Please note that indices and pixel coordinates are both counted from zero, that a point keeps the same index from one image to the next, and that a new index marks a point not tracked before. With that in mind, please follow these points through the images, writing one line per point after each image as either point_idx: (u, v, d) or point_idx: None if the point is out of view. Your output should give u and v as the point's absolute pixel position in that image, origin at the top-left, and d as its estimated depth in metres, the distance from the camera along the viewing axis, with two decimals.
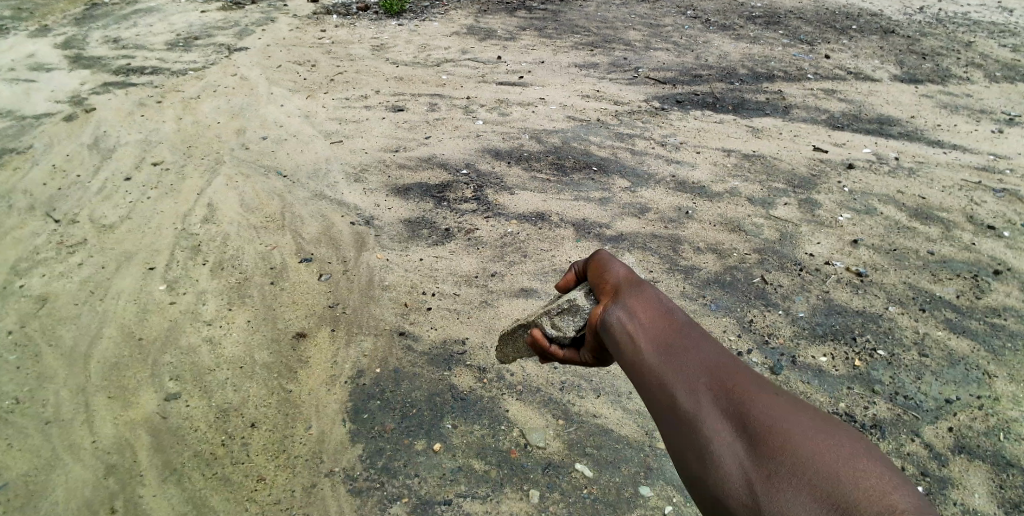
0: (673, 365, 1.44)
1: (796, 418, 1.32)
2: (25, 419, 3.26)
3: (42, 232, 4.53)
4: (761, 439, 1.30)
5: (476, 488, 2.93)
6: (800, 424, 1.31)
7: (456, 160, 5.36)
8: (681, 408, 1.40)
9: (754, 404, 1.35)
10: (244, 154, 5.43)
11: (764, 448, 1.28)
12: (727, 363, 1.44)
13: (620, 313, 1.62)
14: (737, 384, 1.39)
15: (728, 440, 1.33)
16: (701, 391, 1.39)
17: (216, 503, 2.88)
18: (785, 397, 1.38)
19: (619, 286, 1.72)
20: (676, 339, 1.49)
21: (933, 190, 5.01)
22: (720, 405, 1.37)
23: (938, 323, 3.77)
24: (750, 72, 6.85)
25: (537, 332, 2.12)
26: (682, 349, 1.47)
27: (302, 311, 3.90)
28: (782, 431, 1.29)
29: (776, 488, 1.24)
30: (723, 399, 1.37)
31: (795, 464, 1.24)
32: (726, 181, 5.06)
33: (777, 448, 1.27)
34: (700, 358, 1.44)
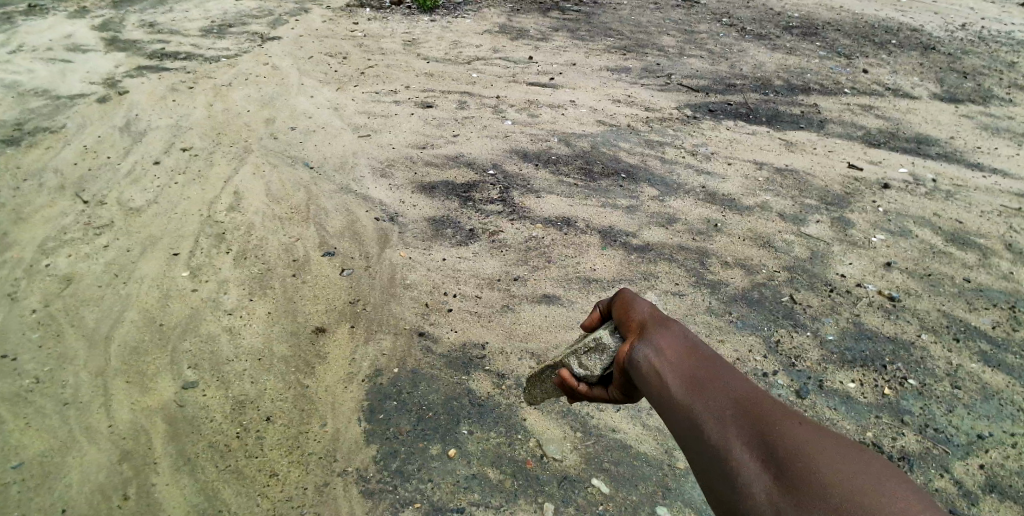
0: (698, 398, 1.39)
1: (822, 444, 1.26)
2: (44, 399, 3.28)
3: (70, 213, 4.57)
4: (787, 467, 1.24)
5: (490, 497, 2.89)
6: (826, 450, 1.24)
7: (483, 159, 5.32)
8: (705, 438, 1.35)
9: (778, 432, 1.29)
10: (273, 144, 5.44)
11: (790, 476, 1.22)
12: (753, 393, 1.38)
13: (643, 346, 1.58)
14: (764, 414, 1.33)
15: (754, 469, 1.27)
16: (727, 423, 1.34)
17: (228, 496, 2.87)
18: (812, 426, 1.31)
19: (644, 322, 1.67)
20: (700, 371, 1.44)
21: (971, 215, 4.86)
22: (745, 434, 1.31)
23: (972, 354, 3.65)
24: (785, 83, 6.72)
25: (565, 373, 2.01)
26: (708, 381, 1.42)
27: (322, 306, 3.88)
28: (807, 458, 1.23)
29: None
30: (748, 430, 1.31)
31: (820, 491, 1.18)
32: (757, 195, 4.97)
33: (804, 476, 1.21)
34: (725, 390, 1.39)
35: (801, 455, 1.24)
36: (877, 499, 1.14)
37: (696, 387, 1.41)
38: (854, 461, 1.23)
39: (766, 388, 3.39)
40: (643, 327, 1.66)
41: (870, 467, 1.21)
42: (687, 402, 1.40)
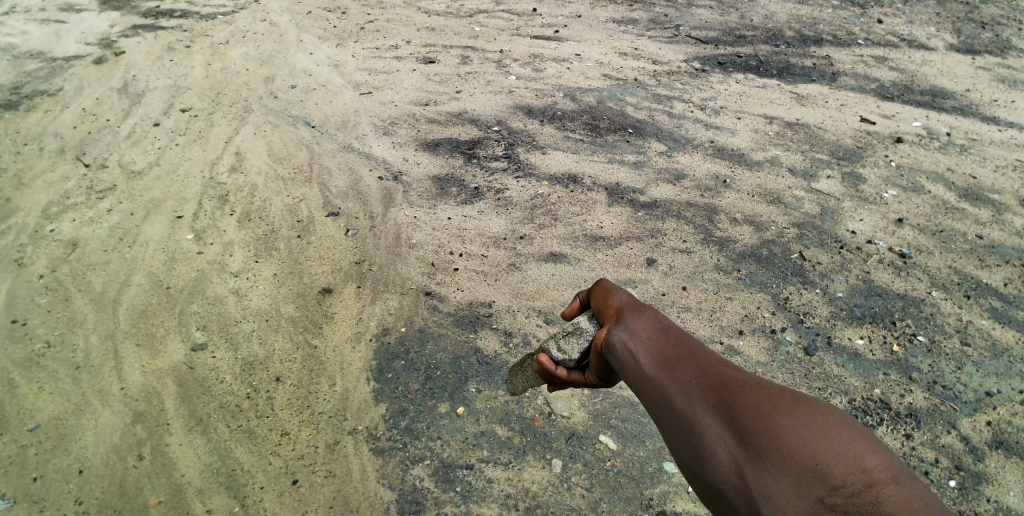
0: (671, 375, 1.45)
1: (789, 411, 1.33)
2: (55, 363, 3.30)
3: (72, 177, 4.53)
4: (754, 436, 1.30)
5: (499, 454, 2.92)
6: (791, 417, 1.31)
7: (487, 116, 5.22)
8: (676, 409, 1.41)
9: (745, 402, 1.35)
10: (273, 103, 5.34)
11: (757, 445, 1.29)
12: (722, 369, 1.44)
13: (620, 331, 1.62)
14: (733, 387, 1.39)
15: (722, 438, 1.34)
16: (697, 397, 1.40)
17: (240, 455, 2.91)
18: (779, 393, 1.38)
19: (621, 310, 1.69)
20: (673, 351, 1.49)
21: (985, 170, 4.77)
22: (715, 408, 1.37)
23: (982, 312, 3.63)
24: (797, 34, 6.53)
25: (543, 357, 2.00)
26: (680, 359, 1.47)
27: (328, 266, 3.87)
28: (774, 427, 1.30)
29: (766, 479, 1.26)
30: (718, 403, 1.37)
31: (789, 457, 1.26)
32: (767, 150, 4.88)
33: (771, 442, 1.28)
34: (696, 367, 1.45)
35: (774, 429, 1.30)
36: (840, 462, 1.23)
37: (668, 366, 1.47)
38: (827, 429, 1.28)
39: (774, 345, 3.38)
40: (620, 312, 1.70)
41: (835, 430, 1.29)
42: (661, 380, 1.45)
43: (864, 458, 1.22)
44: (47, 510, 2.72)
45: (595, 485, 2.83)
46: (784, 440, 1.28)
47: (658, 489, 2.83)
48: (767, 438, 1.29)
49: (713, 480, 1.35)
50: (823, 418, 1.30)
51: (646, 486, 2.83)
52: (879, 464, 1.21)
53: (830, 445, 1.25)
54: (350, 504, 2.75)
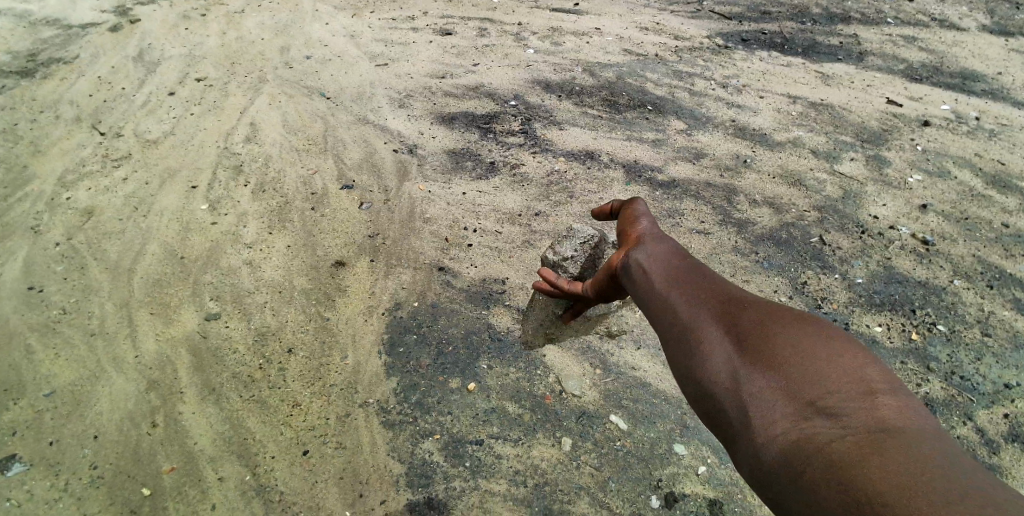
0: (681, 297, 1.68)
1: (785, 322, 1.50)
2: (71, 330, 3.33)
3: (88, 145, 4.52)
4: (748, 340, 1.48)
5: (509, 431, 2.92)
6: (785, 326, 1.48)
7: (504, 90, 5.15)
8: (679, 317, 1.63)
9: (743, 315, 1.55)
10: (288, 73, 5.29)
11: (748, 346, 1.47)
12: (727, 293, 1.65)
13: (643, 262, 1.90)
14: (734, 305, 1.60)
15: (718, 343, 1.52)
16: (701, 311, 1.61)
17: (252, 425, 2.93)
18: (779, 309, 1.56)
19: (644, 246, 1.98)
20: (686, 280, 1.73)
21: (1014, 156, 4.65)
22: (715, 319, 1.57)
23: (1005, 302, 3.56)
24: (824, 11, 6.35)
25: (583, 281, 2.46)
26: (690, 285, 1.71)
27: (342, 239, 3.86)
28: (767, 333, 1.47)
29: (756, 376, 1.41)
30: (719, 315, 1.58)
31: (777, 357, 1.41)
32: (789, 130, 4.77)
33: (763, 347, 1.45)
34: (703, 290, 1.68)
35: (767, 335, 1.47)
36: (826, 363, 1.37)
37: (686, 288, 1.70)
38: (818, 337, 1.44)
39: None
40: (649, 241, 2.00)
41: (830, 337, 1.43)
42: (671, 299, 1.69)
43: (863, 373, 1.34)
44: (63, 474, 2.76)
45: (604, 465, 2.81)
46: (782, 347, 1.43)
47: (667, 470, 2.81)
48: (766, 346, 1.45)
49: (700, 379, 1.50)
50: (818, 334, 1.45)
51: (655, 466, 2.81)
52: (870, 373, 1.34)
53: (830, 357, 1.37)
54: (360, 476, 2.76)
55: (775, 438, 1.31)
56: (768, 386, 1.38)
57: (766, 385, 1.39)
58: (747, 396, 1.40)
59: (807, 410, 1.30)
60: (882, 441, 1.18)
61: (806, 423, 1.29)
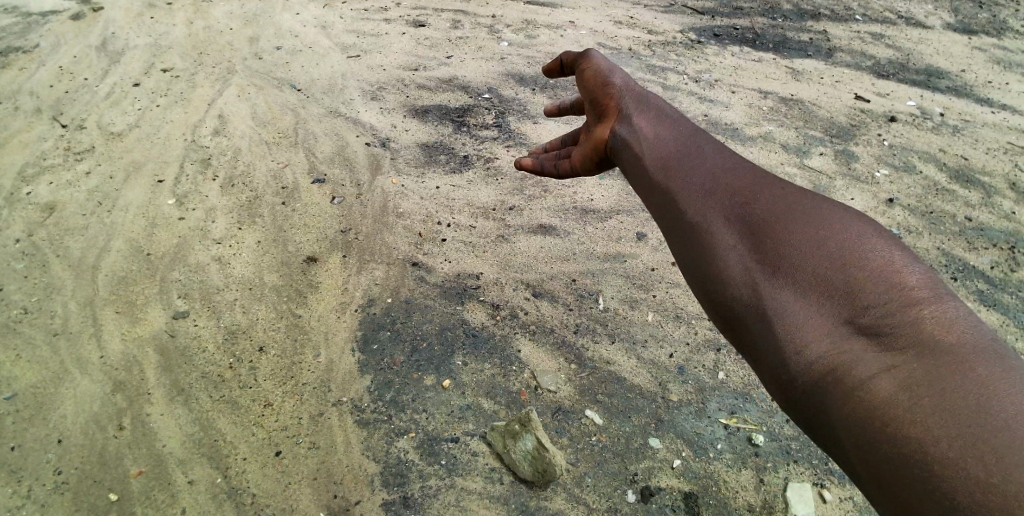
0: (688, 196, 1.56)
1: (806, 220, 1.39)
2: (33, 330, 3.22)
3: (48, 137, 4.38)
4: (768, 243, 1.38)
5: (484, 428, 2.91)
6: (807, 224, 1.38)
7: (478, 83, 5.11)
8: (689, 222, 1.52)
9: (759, 212, 1.44)
10: (258, 64, 5.18)
11: (768, 251, 1.37)
12: (739, 185, 1.53)
13: (641, 154, 1.75)
14: (747, 201, 1.48)
15: (734, 248, 1.42)
16: (712, 213, 1.50)
17: (223, 426, 2.87)
18: (798, 204, 1.44)
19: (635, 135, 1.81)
20: (691, 176, 1.60)
21: (976, 152, 4.76)
22: (729, 222, 1.46)
23: (968, 294, 3.65)
24: (795, 7, 6.42)
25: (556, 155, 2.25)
26: (696, 182, 1.58)
27: (313, 235, 3.80)
28: (788, 235, 1.37)
29: (782, 285, 1.31)
30: (732, 217, 1.47)
31: (802, 262, 1.32)
32: (760, 125, 4.82)
33: (785, 252, 1.35)
34: (711, 185, 1.55)
35: (786, 237, 1.37)
36: (856, 266, 1.27)
37: (694, 185, 1.58)
38: (844, 235, 1.33)
39: None
40: (637, 114, 1.86)
41: (857, 235, 1.33)
42: (678, 200, 1.57)
43: (899, 274, 1.25)
44: (26, 479, 2.68)
45: (580, 460, 2.81)
46: (805, 249, 1.33)
47: (643, 464, 2.81)
48: (788, 251, 1.35)
49: (719, 289, 1.40)
50: (843, 231, 1.34)
51: (631, 460, 2.82)
52: (904, 272, 1.25)
53: (863, 259, 1.28)
54: (334, 476, 2.73)
55: (809, 357, 1.22)
56: (794, 295, 1.29)
57: (794, 295, 1.29)
58: (770, 308, 1.30)
59: (842, 325, 1.22)
60: (929, 357, 1.11)
61: (844, 339, 1.20)
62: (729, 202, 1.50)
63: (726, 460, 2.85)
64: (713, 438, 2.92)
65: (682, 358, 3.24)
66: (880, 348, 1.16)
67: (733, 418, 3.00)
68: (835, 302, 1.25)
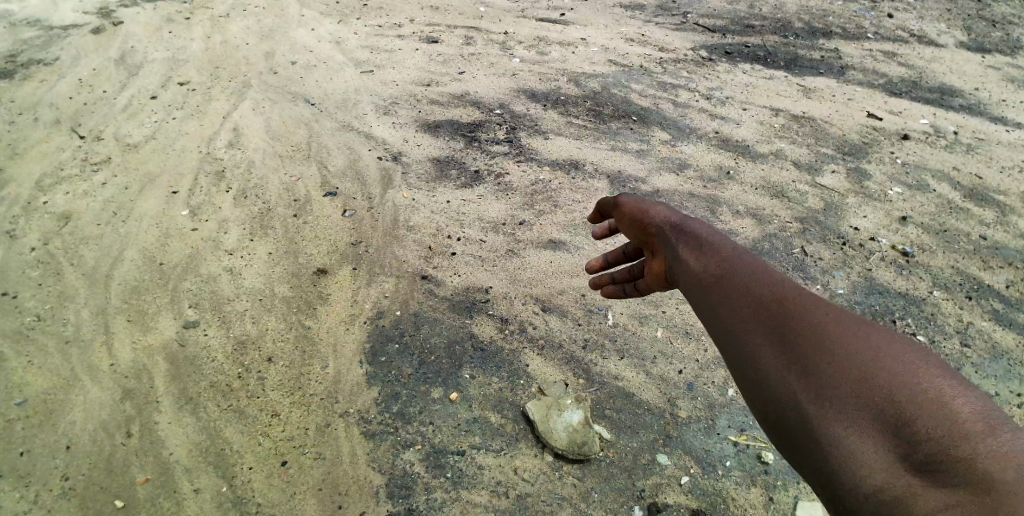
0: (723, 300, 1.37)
1: (852, 335, 1.24)
2: (45, 337, 3.26)
3: (67, 148, 4.45)
4: (814, 361, 1.22)
5: (491, 441, 2.89)
6: (853, 340, 1.23)
7: (489, 99, 5.15)
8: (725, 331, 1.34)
9: (803, 322, 1.28)
10: (273, 79, 5.26)
11: (815, 371, 1.21)
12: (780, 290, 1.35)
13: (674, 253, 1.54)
14: (788, 308, 1.31)
15: (775, 365, 1.24)
16: (750, 320, 1.32)
17: (230, 435, 2.87)
18: (843, 318, 1.29)
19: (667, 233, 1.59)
20: (724, 273, 1.42)
21: (991, 170, 4.72)
22: (768, 333, 1.28)
23: (983, 313, 3.60)
24: (807, 26, 6.44)
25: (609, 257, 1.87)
26: (729, 281, 1.40)
27: (324, 247, 3.82)
28: (836, 352, 1.22)
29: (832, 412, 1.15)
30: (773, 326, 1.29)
31: (853, 385, 1.17)
32: (772, 142, 4.82)
33: (833, 372, 1.19)
34: (748, 286, 1.37)
35: (834, 353, 1.22)
36: (911, 394, 1.13)
37: (727, 285, 1.39)
38: (893, 356, 1.20)
39: None
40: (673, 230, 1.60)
41: (907, 357, 1.20)
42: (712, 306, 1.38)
43: (954, 403, 1.11)
44: (33, 485, 2.69)
45: (587, 475, 2.79)
46: (853, 370, 1.18)
47: (651, 481, 2.78)
48: (837, 380, 1.18)
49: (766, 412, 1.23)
50: (892, 351, 1.21)
51: (638, 477, 2.79)
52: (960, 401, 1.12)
53: (916, 390, 1.13)
54: (339, 487, 2.72)
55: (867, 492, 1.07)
56: (847, 427, 1.13)
57: (847, 430, 1.13)
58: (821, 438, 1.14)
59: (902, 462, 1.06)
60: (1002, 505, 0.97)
61: (906, 477, 1.05)
62: (779, 329, 1.27)
63: (735, 478, 2.81)
64: (722, 455, 2.89)
65: (691, 374, 3.21)
66: (950, 492, 1.00)
67: (743, 435, 2.97)
68: (893, 435, 1.09)
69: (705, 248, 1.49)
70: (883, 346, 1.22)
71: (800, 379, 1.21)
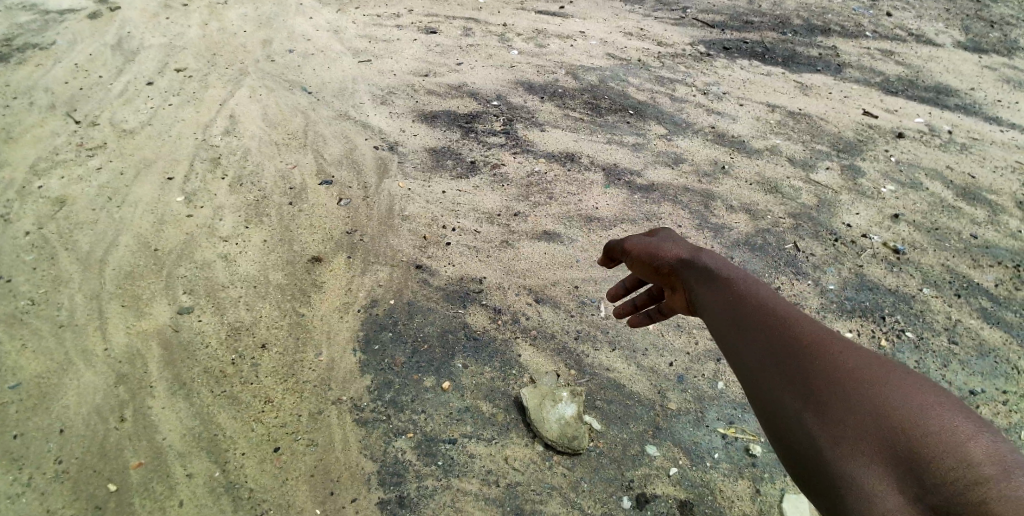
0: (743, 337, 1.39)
1: (872, 373, 1.26)
2: (39, 321, 3.26)
3: (62, 133, 4.44)
4: (829, 397, 1.24)
5: (482, 430, 2.92)
6: (871, 377, 1.25)
7: (486, 90, 5.15)
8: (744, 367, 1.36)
9: (821, 357, 1.30)
10: (270, 66, 5.24)
11: (831, 407, 1.22)
12: (800, 325, 1.37)
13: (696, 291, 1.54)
14: (808, 344, 1.33)
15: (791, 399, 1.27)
16: (768, 355, 1.34)
17: (223, 421, 2.89)
18: (862, 354, 1.31)
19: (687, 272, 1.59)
20: (746, 307, 1.43)
21: (984, 170, 4.75)
22: (785, 369, 1.31)
23: (972, 311, 3.63)
24: (805, 23, 6.45)
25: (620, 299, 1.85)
26: (751, 316, 1.41)
27: (319, 235, 3.83)
28: (853, 390, 1.24)
29: (846, 449, 1.17)
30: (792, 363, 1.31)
31: (868, 422, 1.18)
32: (767, 138, 4.84)
33: (850, 409, 1.21)
34: (768, 322, 1.39)
35: (851, 391, 1.24)
36: (925, 430, 1.14)
37: (748, 321, 1.41)
38: (911, 394, 1.21)
39: None
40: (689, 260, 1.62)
41: (926, 394, 1.21)
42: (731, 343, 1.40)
43: (971, 440, 1.12)
44: (27, 468, 2.70)
45: (577, 465, 2.82)
46: (869, 409, 1.20)
47: (640, 471, 2.81)
48: (851, 417, 1.20)
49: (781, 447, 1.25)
50: (910, 389, 1.22)
51: (627, 467, 2.82)
52: (976, 438, 1.12)
53: (931, 426, 1.14)
54: (331, 474, 2.74)
55: None
56: (859, 462, 1.15)
57: (860, 466, 1.15)
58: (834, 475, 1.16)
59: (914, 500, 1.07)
60: None
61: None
62: (793, 363, 1.31)
63: (723, 469, 2.85)
64: (710, 447, 2.92)
65: (682, 366, 3.24)
66: None
67: (732, 428, 3.00)
68: (905, 473, 1.10)
69: (726, 283, 1.51)
70: (893, 378, 1.25)
71: (815, 412, 1.23)
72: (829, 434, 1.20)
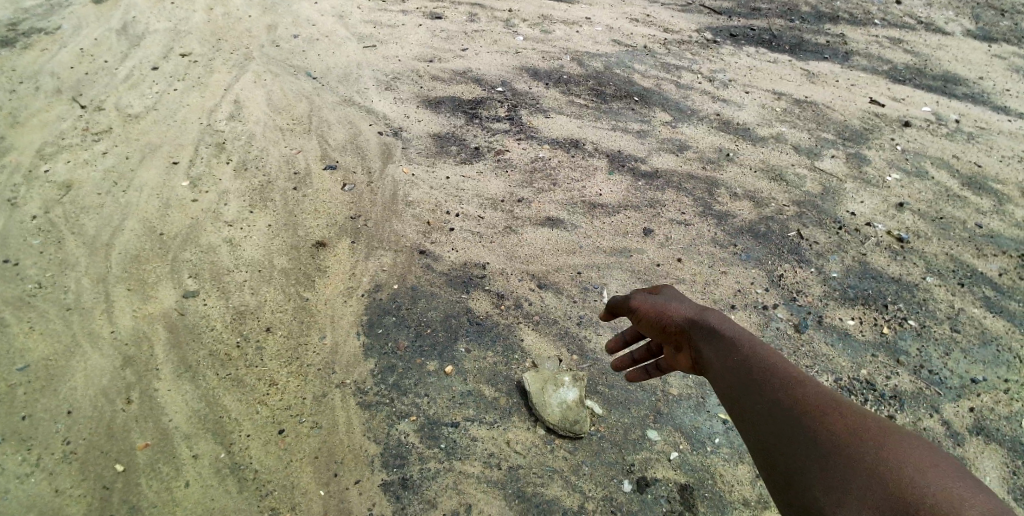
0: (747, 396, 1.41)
1: (870, 429, 1.27)
2: (47, 304, 3.29)
3: (68, 117, 4.45)
4: (827, 454, 1.25)
5: (484, 413, 2.94)
6: (870, 435, 1.26)
7: (491, 76, 5.14)
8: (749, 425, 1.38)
9: (820, 415, 1.32)
10: (275, 51, 5.24)
11: (829, 463, 1.24)
12: (803, 385, 1.39)
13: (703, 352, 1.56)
14: (809, 404, 1.34)
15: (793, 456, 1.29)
16: (770, 413, 1.36)
17: (228, 403, 2.92)
18: (864, 414, 1.31)
19: (694, 331, 1.61)
20: (751, 366, 1.45)
21: (990, 159, 4.72)
22: (787, 428, 1.32)
23: (975, 300, 3.63)
24: (813, 10, 6.39)
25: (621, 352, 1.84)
26: (756, 374, 1.44)
27: (323, 220, 3.84)
28: (851, 445, 1.25)
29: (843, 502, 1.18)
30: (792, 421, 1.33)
31: (865, 479, 1.19)
32: (773, 126, 4.82)
33: (846, 464, 1.23)
34: (771, 381, 1.41)
35: (849, 447, 1.25)
36: (919, 487, 1.15)
37: (751, 381, 1.43)
38: (909, 451, 1.22)
39: (765, 321, 3.41)
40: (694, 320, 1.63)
41: (923, 454, 1.21)
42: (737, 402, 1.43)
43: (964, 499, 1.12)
44: (35, 448, 2.74)
45: (578, 449, 2.84)
46: (864, 466, 1.21)
47: (640, 456, 2.83)
48: (848, 473, 1.21)
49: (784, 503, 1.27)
50: (907, 447, 1.23)
51: (628, 451, 2.84)
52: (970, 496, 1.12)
53: (925, 483, 1.15)
54: (335, 455, 2.77)
55: None
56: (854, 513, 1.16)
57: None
58: None
59: None
60: None
61: None
62: (792, 419, 1.33)
63: (723, 454, 2.86)
64: (711, 432, 2.94)
65: None
66: None
67: None
68: None
69: (731, 342, 1.53)
70: (889, 436, 1.26)
71: (814, 468, 1.25)
72: (825, 488, 1.22)
